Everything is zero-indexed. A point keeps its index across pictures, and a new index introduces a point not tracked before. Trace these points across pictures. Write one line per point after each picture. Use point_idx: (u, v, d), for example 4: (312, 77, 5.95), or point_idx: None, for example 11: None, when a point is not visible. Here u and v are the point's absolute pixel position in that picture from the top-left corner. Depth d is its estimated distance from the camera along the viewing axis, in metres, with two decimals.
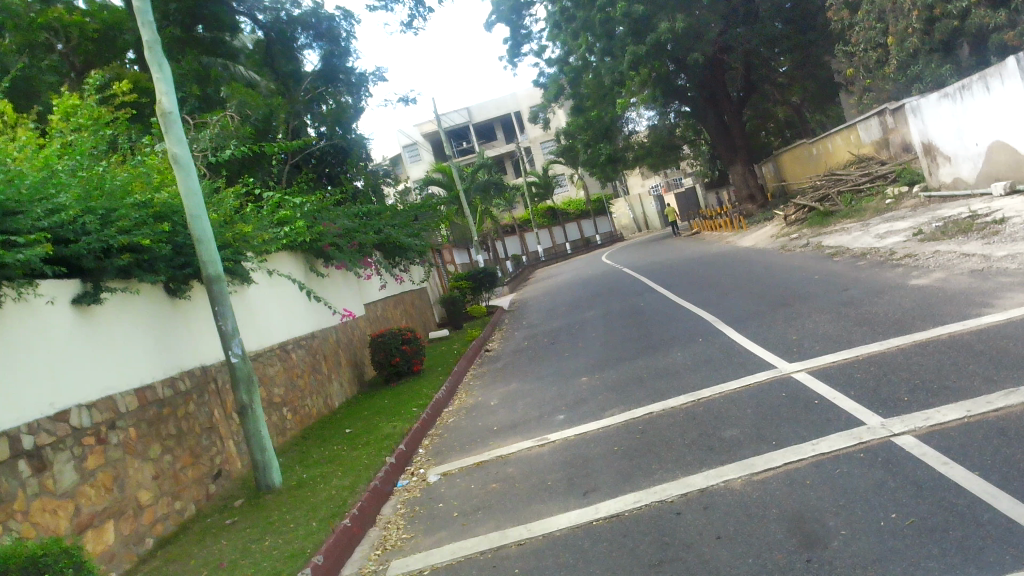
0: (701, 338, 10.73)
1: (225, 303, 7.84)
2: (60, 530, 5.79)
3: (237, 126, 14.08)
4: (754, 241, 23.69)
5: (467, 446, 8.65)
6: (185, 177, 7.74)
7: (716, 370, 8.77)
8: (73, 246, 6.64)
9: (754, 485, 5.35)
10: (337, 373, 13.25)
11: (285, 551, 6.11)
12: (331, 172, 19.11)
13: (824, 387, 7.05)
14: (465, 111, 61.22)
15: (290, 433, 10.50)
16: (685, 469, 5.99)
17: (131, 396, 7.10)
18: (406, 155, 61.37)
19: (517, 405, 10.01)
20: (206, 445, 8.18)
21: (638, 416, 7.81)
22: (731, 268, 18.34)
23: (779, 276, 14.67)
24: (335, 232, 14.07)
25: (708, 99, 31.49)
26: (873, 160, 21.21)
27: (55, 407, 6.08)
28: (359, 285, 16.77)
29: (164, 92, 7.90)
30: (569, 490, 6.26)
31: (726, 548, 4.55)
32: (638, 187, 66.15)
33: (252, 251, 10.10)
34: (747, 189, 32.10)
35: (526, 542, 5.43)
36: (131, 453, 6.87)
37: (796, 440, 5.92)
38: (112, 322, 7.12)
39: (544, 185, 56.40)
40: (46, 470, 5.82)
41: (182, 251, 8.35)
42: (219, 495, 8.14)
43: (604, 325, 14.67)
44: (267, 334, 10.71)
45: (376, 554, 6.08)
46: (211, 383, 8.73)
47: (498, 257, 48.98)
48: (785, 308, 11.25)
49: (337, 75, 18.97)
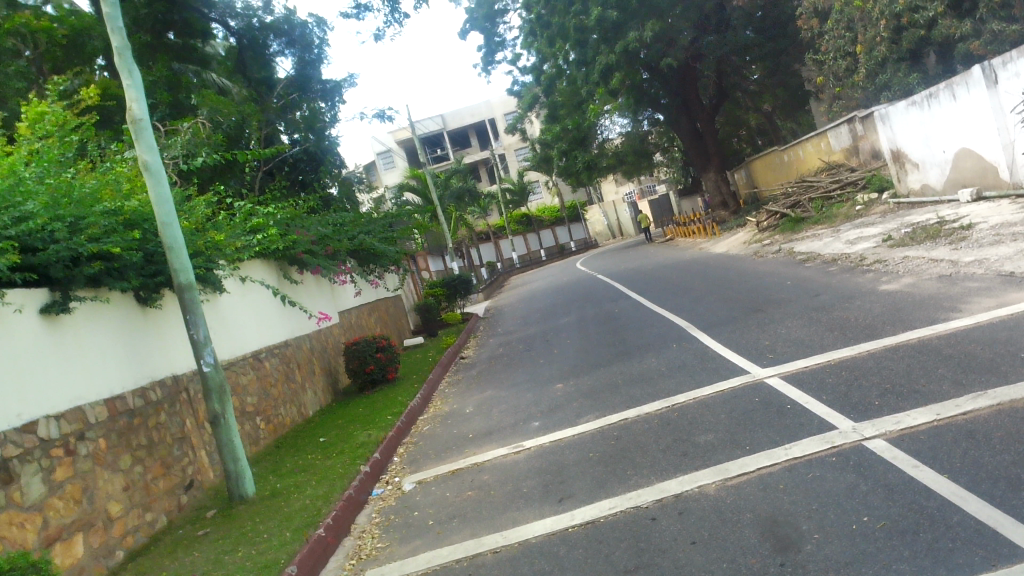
0: (675, 344, 10.79)
1: (197, 311, 7.75)
2: (28, 544, 5.68)
3: (208, 134, 14.00)
4: (726, 248, 23.91)
5: (442, 454, 8.62)
6: (156, 185, 7.65)
7: (690, 376, 8.82)
8: (41, 255, 6.56)
9: (728, 490, 5.38)
10: (311, 381, 13.17)
11: (259, 562, 6.04)
12: (304, 179, 18.90)
13: (796, 391, 7.12)
14: (439, 118, 61.35)
15: (264, 442, 10.41)
16: (660, 475, 6.01)
17: (101, 406, 7.00)
18: (380, 162, 61.40)
19: (492, 412, 10.00)
20: (177, 455, 8.09)
21: (612, 422, 7.83)
22: (704, 274, 18.50)
23: (751, 282, 14.83)
24: (309, 239, 13.95)
25: (681, 107, 31.64)
26: (843, 167, 21.47)
27: (22, 418, 5.98)
28: (333, 292, 16.64)
29: (135, 99, 7.80)
30: (544, 497, 6.24)
31: (700, 553, 4.56)
32: (613, 193, 66.56)
33: (225, 259, 10.00)
34: (719, 196, 32.60)
35: (501, 550, 5.43)
36: (101, 464, 6.77)
37: (769, 445, 5.97)
38: (83, 333, 7.03)
39: (518, 191, 56.57)
40: (13, 483, 5.72)
41: (153, 259, 8.27)
42: (191, 506, 8.04)
43: (579, 332, 14.70)
44: (239, 343, 10.58)
45: (351, 564, 6.04)
46: (183, 393, 8.64)
47: (473, 264, 48.95)
48: (758, 314, 11.32)
49: (312, 84, 18.82)
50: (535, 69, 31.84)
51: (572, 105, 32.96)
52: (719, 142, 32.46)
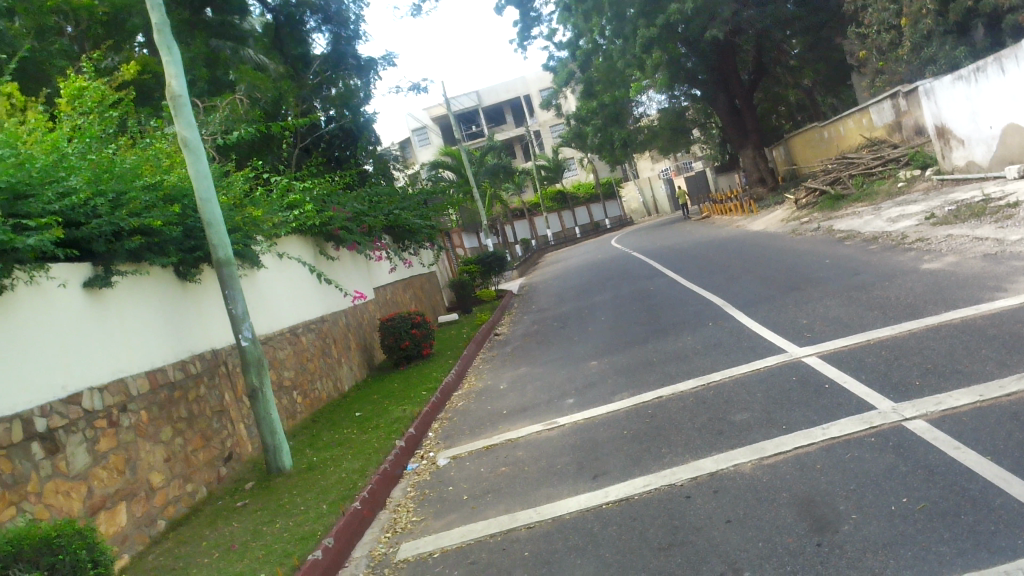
0: (711, 322, 10.72)
1: (236, 286, 7.84)
2: (74, 512, 5.83)
3: (246, 110, 14.18)
4: (763, 226, 23.60)
5: (476, 430, 8.67)
6: (195, 161, 7.71)
7: (725, 354, 8.77)
8: (84, 229, 6.67)
9: (764, 469, 5.33)
10: (347, 357, 13.28)
11: (296, 534, 6.13)
12: (341, 155, 19.05)
13: (834, 370, 7.03)
14: (474, 95, 61.10)
15: (300, 416, 10.54)
16: (695, 453, 5.99)
17: (142, 379, 7.13)
18: (415, 139, 61.61)
19: (526, 389, 10.02)
20: (217, 428, 8.22)
21: (647, 400, 7.81)
22: (740, 251, 18.35)
23: (788, 260, 14.67)
24: (345, 215, 14.03)
25: (720, 83, 31.18)
26: (885, 143, 21.04)
27: (67, 390, 6.12)
28: (369, 268, 16.75)
29: (174, 76, 7.85)
30: (578, 474, 6.26)
31: (736, 532, 4.54)
32: (648, 171, 65.93)
33: (263, 235, 10.14)
34: (757, 173, 32.15)
35: (536, 526, 5.44)
36: (142, 436, 6.90)
37: (806, 424, 5.90)
38: (123, 306, 7.16)
39: (553, 168, 56.85)
40: (59, 452, 5.85)
41: (192, 235, 8.36)
42: (229, 478, 8.18)
43: (612, 310, 14.65)
44: (277, 318, 10.72)
45: (387, 537, 6.10)
46: (222, 367, 8.76)
47: (506, 241, 48.98)
48: (796, 293, 11.19)
49: (347, 59, 18.94)
50: (572, 44, 31.50)
51: (609, 81, 32.64)
52: (757, 118, 32.04)
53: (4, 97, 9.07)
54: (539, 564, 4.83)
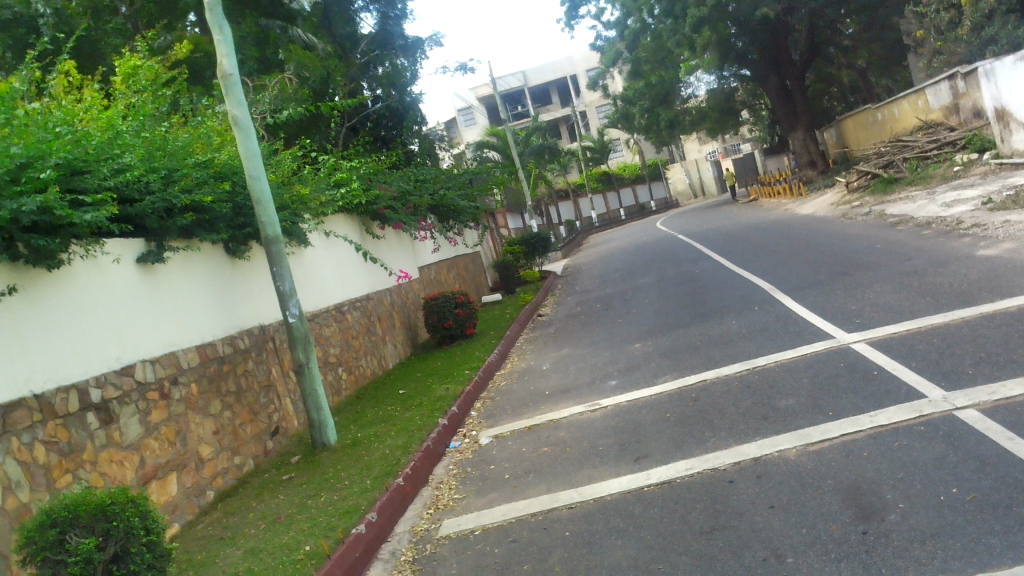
0: (758, 306, 10.60)
1: (283, 264, 7.95)
2: (127, 480, 6.00)
3: (295, 89, 14.32)
4: (813, 209, 23.19)
5: (518, 410, 8.70)
6: (245, 139, 7.80)
7: (770, 339, 8.67)
8: (138, 205, 6.81)
9: (809, 455, 5.27)
10: (391, 335, 13.41)
11: (341, 507, 6.24)
12: (387, 135, 19.17)
13: (884, 357, 6.91)
14: (520, 75, 60.96)
15: (345, 393, 10.69)
16: (739, 438, 5.94)
17: (192, 353, 7.28)
18: (461, 119, 61.66)
19: (569, 370, 10.03)
20: (264, 402, 8.37)
21: (691, 383, 7.76)
22: (788, 235, 18.07)
23: (838, 245, 14.41)
24: (391, 194, 14.11)
25: (770, 63, 30.61)
26: (941, 126, 20.49)
27: (121, 362, 6.28)
28: (414, 247, 16.85)
29: (225, 55, 7.94)
30: (620, 456, 6.25)
31: (780, 518, 4.50)
32: (695, 152, 65.09)
33: (310, 213, 10.25)
34: (808, 155, 31.55)
35: (577, 506, 5.46)
36: (193, 408, 7.06)
37: (853, 412, 5.82)
38: (175, 281, 7.31)
39: (599, 150, 56.50)
40: (113, 422, 6.00)
41: (242, 212, 8.48)
42: (276, 451, 8.34)
43: (656, 292, 14.55)
44: (323, 295, 10.86)
45: (429, 513, 6.18)
46: (269, 342, 8.90)
47: (550, 222, 48.86)
48: (845, 278, 11.00)
49: (394, 40, 18.95)
50: (619, 24, 31.14)
51: (657, 61, 32.28)
52: (809, 99, 31.42)
53: (61, 75, 9.25)
54: (580, 544, 4.84)
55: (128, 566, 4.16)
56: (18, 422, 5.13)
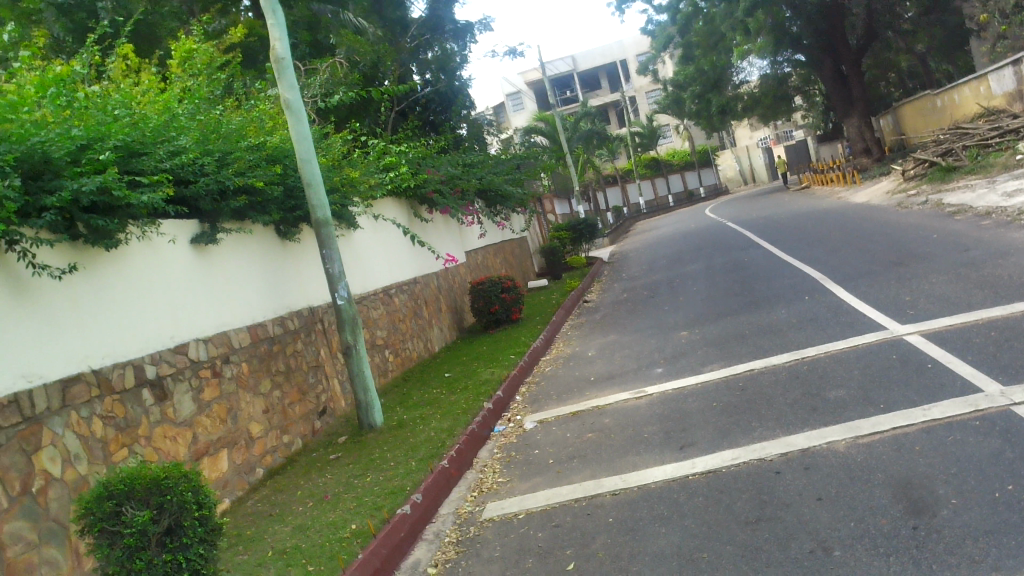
0: (808, 296, 10.43)
1: (333, 246, 8.04)
2: (180, 456, 6.15)
3: (346, 74, 14.43)
4: (867, 198, 22.70)
5: (563, 396, 8.71)
6: (296, 123, 7.88)
7: (821, 330, 8.53)
8: (193, 187, 6.94)
9: (858, 448, 5.19)
10: (437, 318, 13.50)
11: (386, 488, 6.31)
12: (435, 119, 19.34)
13: (938, 350, 6.75)
14: (570, 59, 60.62)
15: (392, 375, 10.81)
16: (786, 429, 5.87)
17: (244, 333, 7.42)
18: (509, 104, 61.56)
19: (614, 356, 10.00)
20: (312, 382, 8.49)
21: (738, 372, 7.68)
22: (841, 224, 17.73)
23: (892, 234, 14.09)
24: (439, 178, 14.15)
25: (826, 48, 29.96)
26: (1004, 113, 19.87)
27: (175, 340, 6.43)
28: (461, 232, 16.91)
29: (278, 39, 8.02)
30: (665, 444, 6.22)
31: (827, 510, 4.44)
32: (746, 139, 64.07)
33: (360, 196, 10.33)
34: (863, 143, 30.86)
35: (620, 493, 5.45)
36: (244, 387, 7.20)
37: (906, 405, 5.70)
38: (227, 262, 7.45)
39: (648, 135, 55.92)
40: (167, 399, 6.15)
41: (293, 194, 8.58)
42: (324, 431, 8.46)
43: (704, 280, 14.41)
44: (371, 278, 10.96)
45: (473, 495, 6.22)
46: (318, 324, 9.02)
47: (597, 208, 48.61)
48: (900, 268, 10.75)
49: (445, 24, 18.82)
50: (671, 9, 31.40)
51: (709, 46, 31.86)
52: (865, 85, 30.71)
53: (120, 59, 9.44)
54: (624, 531, 4.83)
55: (181, 539, 4.25)
56: (77, 396, 5.28)
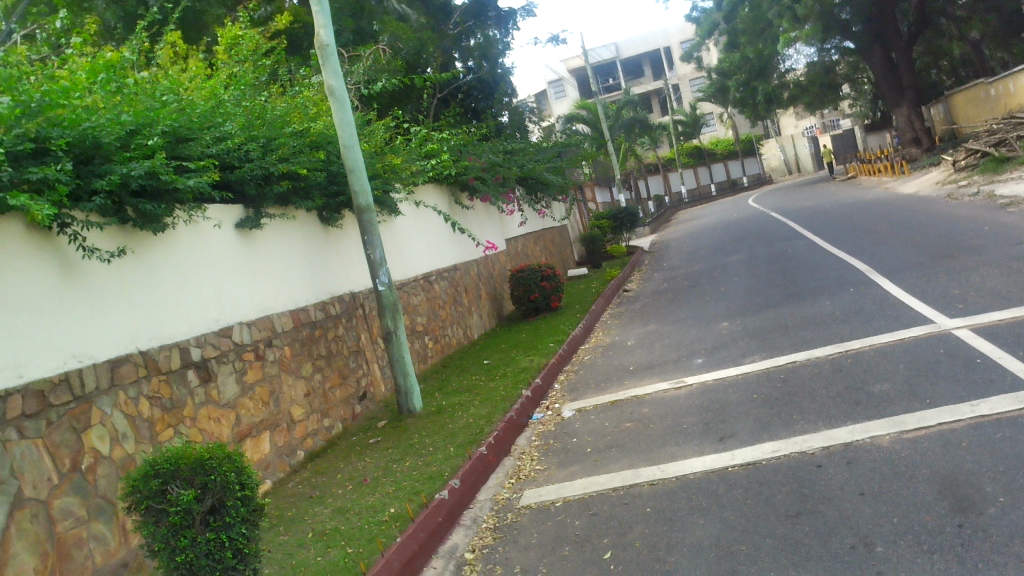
0: (852, 288, 10.26)
1: (375, 233, 8.09)
2: (224, 437, 6.26)
3: (389, 60, 14.53)
4: (916, 188, 22.22)
5: (602, 385, 8.69)
6: (339, 109, 7.93)
7: (866, 322, 8.39)
8: (238, 172, 7.03)
9: (903, 443, 5.10)
10: (477, 305, 13.54)
11: (424, 473, 6.36)
12: (477, 107, 19.23)
13: (987, 345, 6.60)
14: (613, 47, 60.15)
15: (431, 360, 10.87)
16: (829, 422, 5.79)
17: (287, 317, 7.52)
18: (551, 91, 61.30)
19: (654, 346, 9.94)
20: (353, 367, 8.57)
21: (780, 364, 7.59)
22: (889, 215, 17.38)
23: (942, 226, 13.78)
24: (480, 166, 14.14)
25: (876, 35, 29.34)
26: None
27: (219, 324, 6.54)
28: (501, 219, 16.92)
29: (322, 25, 8.06)
30: (704, 435, 6.17)
31: (870, 505, 4.37)
32: (791, 128, 63.04)
33: (402, 183, 10.38)
34: (912, 132, 30.20)
35: (658, 483, 5.42)
36: (286, 370, 7.29)
37: (953, 400, 5.59)
38: (270, 247, 7.55)
39: (691, 124, 55.31)
40: (211, 381, 6.26)
41: (336, 180, 8.65)
42: (364, 415, 8.55)
43: (746, 271, 14.25)
44: (411, 265, 11.02)
45: (511, 482, 6.24)
46: (359, 309, 9.09)
47: (639, 196, 48.26)
48: (949, 261, 10.52)
49: (488, 11, 18.83)
50: None
51: (755, 33, 31.45)
52: (916, 73, 30.02)
53: (169, 45, 9.58)
54: (661, 521, 4.81)
55: (224, 518, 4.31)
56: (124, 377, 5.39)
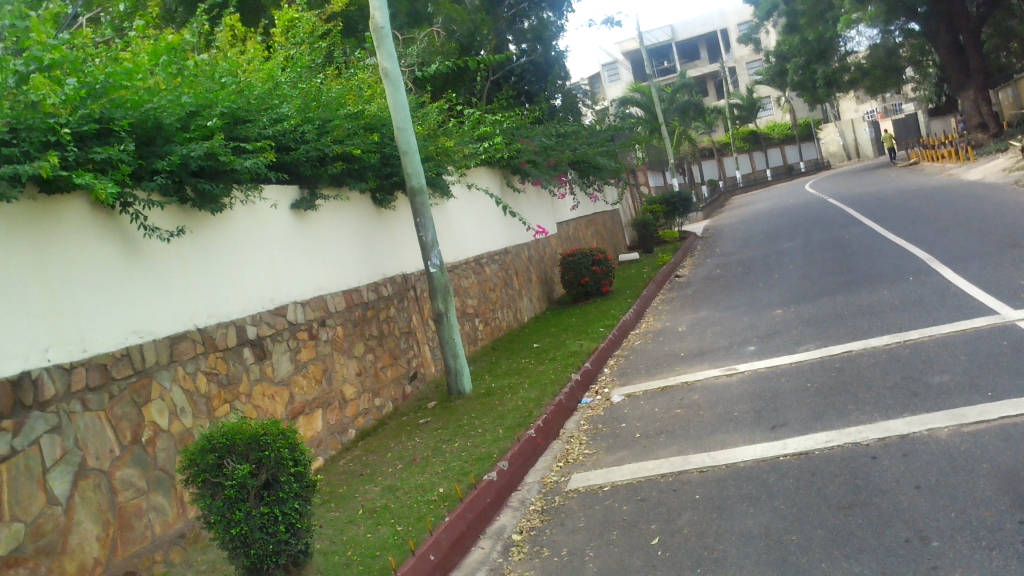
0: (912, 277, 10.01)
1: (427, 215, 8.13)
2: (277, 414, 6.38)
3: (443, 43, 14.61)
4: (982, 175, 21.54)
5: (652, 370, 8.63)
6: (394, 91, 7.97)
7: (925, 312, 8.18)
8: (294, 154, 7.13)
9: (962, 436, 4.97)
10: (527, 289, 13.55)
11: (473, 454, 6.40)
12: (531, 89, 19.26)
13: None
14: (668, 29, 59.34)
15: (481, 342, 10.93)
16: (885, 413, 5.67)
17: (339, 297, 7.62)
18: (605, 74, 60.80)
19: (706, 333, 9.84)
20: (404, 347, 8.66)
21: (835, 353, 7.45)
22: (952, 202, 16.88)
23: (1008, 214, 13.34)
24: (533, 149, 14.10)
25: (943, 16, 28.44)
26: None
27: (274, 303, 6.66)
28: (552, 203, 16.87)
29: (377, 8, 8.10)
30: (755, 423, 6.10)
31: (927, 499, 4.28)
32: (852, 112, 61.50)
33: (455, 165, 10.40)
34: (978, 117, 29.25)
35: (708, 471, 5.38)
36: (338, 349, 7.40)
37: (1016, 394, 5.42)
38: (324, 228, 7.65)
39: (747, 107, 54.36)
40: (266, 358, 6.38)
41: (390, 162, 8.71)
42: (414, 395, 8.64)
43: (802, 257, 14.00)
44: (463, 247, 11.07)
45: (558, 466, 6.25)
46: (411, 290, 9.17)
47: (692, 181, 47.68)
48: (1015, 250, 10.18)
49: None
50: None
51: (815, 14, 30.77)
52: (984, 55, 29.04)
53: (228, 29, 9.74)
54: (710, 509, 4.77)
55: (277, 493, 4.40)
56: (183, 352, 5.53)
